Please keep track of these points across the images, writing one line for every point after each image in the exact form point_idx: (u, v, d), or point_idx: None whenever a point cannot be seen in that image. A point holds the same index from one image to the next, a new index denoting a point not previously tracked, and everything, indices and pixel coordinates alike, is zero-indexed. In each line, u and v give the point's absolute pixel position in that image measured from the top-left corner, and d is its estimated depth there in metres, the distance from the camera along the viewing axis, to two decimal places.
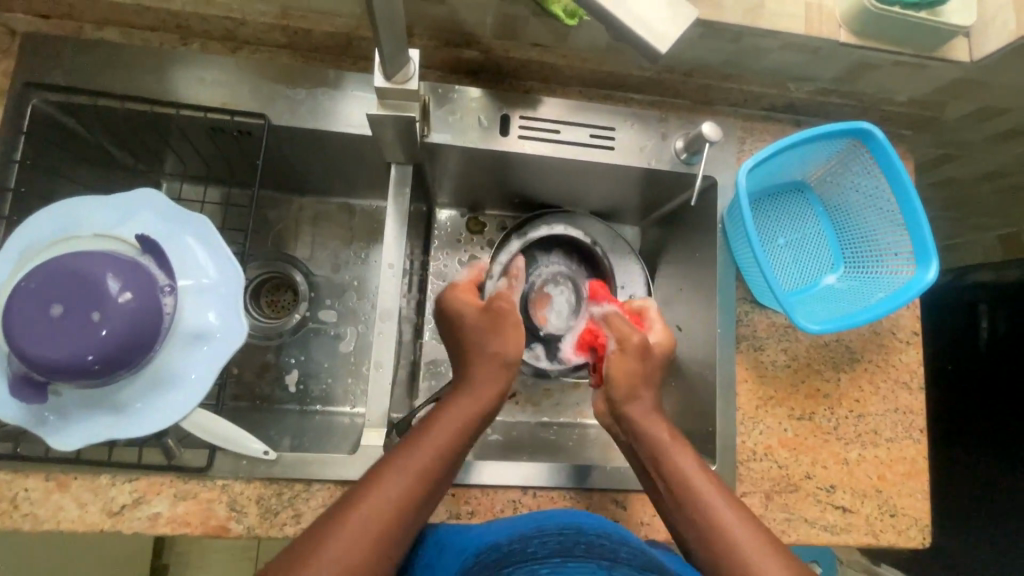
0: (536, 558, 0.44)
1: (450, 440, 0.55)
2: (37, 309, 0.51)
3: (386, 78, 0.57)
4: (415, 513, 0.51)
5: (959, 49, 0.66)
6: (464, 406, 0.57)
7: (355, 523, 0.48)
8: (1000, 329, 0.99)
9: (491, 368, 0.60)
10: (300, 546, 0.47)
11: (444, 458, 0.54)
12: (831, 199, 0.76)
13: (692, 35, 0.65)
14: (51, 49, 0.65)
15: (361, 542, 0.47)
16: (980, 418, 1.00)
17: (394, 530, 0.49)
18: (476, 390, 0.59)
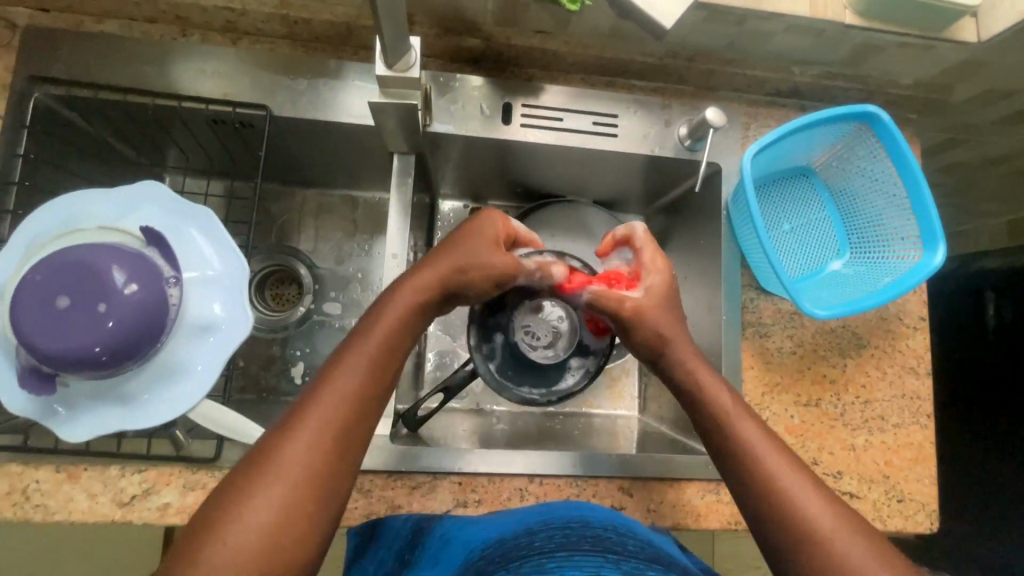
0: (546, 552, 0.47)
1: (393, 334, 0.55)
2: (44, 301, 0.51)
3: (388, 67, 0.57)
4: (367, 411, 0.51)
5: (967, 29, 0.65)
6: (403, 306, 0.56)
7: (309, 429, 0.48)
8: (1007, 318, 0.98)
9: (439, 277, 0.59)
10: (257, 456, 0.48)
11: (388, 351, 0.54)
12: (836, 184, 0.75)
13: (695, 20, 0.64)
14: (52, 43, 0.65)
15: (317, 444, 0.48)
16: (988, 404, 0.99)
17: (350, 432, 0.50)
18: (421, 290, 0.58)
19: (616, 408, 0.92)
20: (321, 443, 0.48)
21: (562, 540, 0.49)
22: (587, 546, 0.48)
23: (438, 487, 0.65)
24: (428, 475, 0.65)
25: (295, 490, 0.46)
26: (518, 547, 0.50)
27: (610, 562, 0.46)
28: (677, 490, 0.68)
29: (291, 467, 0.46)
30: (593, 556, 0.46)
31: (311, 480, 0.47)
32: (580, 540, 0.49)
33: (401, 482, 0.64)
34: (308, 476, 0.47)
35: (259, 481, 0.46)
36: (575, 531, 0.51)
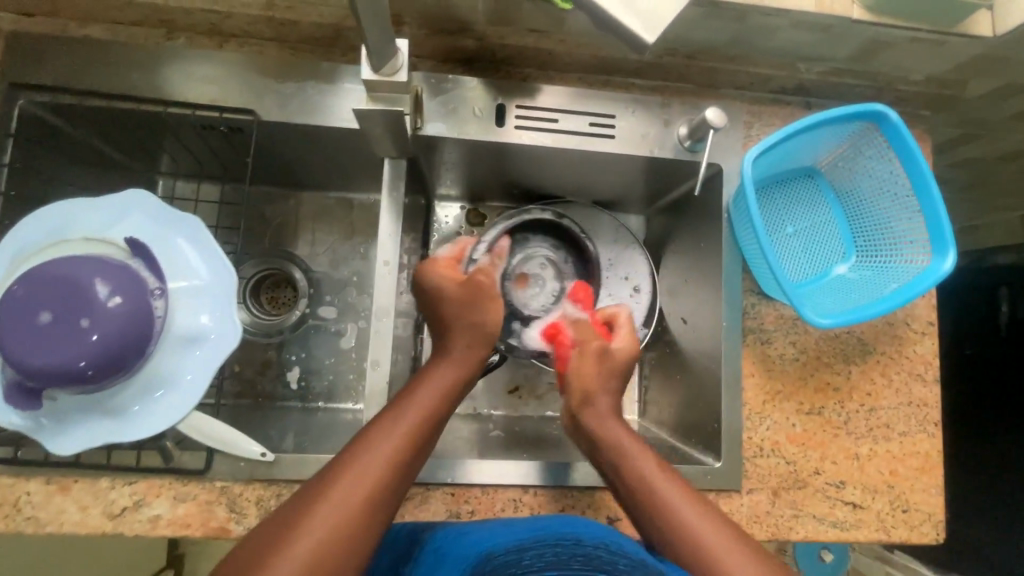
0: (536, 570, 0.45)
1: (433, 404, 0.55)
2: (27, 316, 0.50)
3: (374, 70, 0.55)
4: (398, 480, 0.50)
5: (982, 23, 0.61)
6: (444, 374, 0.57)
7: (342, 488, 0.47)
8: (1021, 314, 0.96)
9: (469, 338, 0.60)
10: (289, 511, 0.47)
11: (426, 422, 0.54)
12: (842, 185, 0.73)
13: (695, 17, 0.62)
14: (36, 49, 0.64)
15: (348, 507, 0.46)
16: (999, 407, 0.97)
17: (379, 497, 0.48)
18: (458, 356, 0.59)
19: None
20: (352, 505, 0.47)
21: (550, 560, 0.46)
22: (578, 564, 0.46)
23: (431, 498, 0.64)
24: (421, 486, 0.64)
25: (321, 550, 0.44)
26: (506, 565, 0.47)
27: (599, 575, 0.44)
28: None
29: (320, 526, 0.45)
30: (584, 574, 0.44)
31: (343, 539, 0.45)
32: (570, 558, 0.47)
33: None
34: (335, 539, 0.45)
35: (288, 536, 0.44)
36: (566, 548, 0.49)
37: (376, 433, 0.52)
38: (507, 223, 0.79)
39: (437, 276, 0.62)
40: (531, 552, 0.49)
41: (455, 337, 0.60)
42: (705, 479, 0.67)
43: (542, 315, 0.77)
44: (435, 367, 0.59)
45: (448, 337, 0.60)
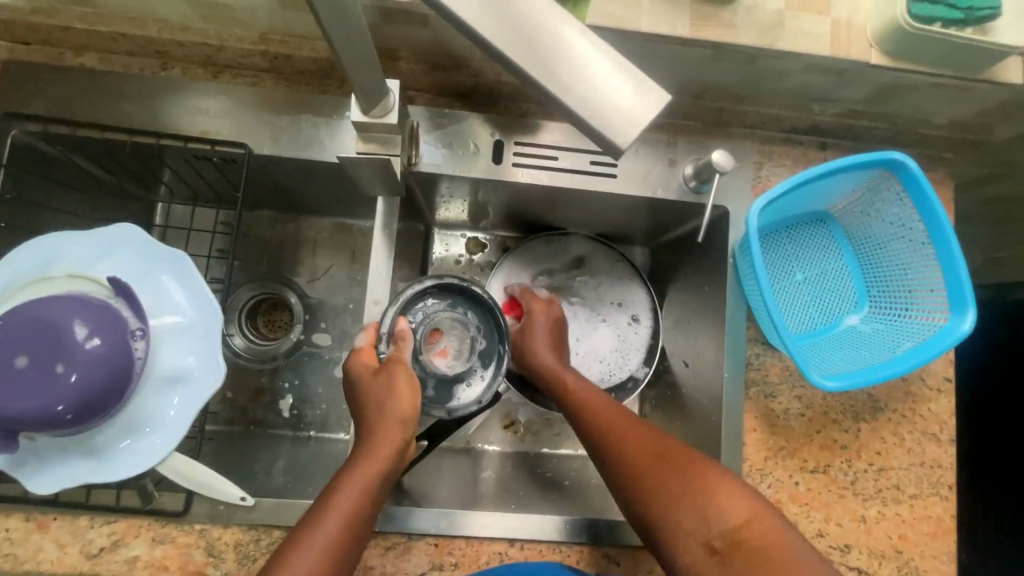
0: None
1: (356, 507, 0.50)
2: (3, 361, 0.49)
3: (364, 113, 0.53)
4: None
5: (1012, 69, 0.57)
6: (362, 473, 0.51)
7: None
8: None
9: (388, 432, 0.54)
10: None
11: (350, 528, 0.49)
12: (856, 232, 0.69)
13: (702, 58, 0.59)
14: (30, 79, 0.63)
15: None
16: None
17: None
18: (382, 445, 0.53)
19: None
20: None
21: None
22: None
23: (414, 548, 0.62)
24: (403, 535, 0.62)
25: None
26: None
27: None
28: None
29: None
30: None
31: None
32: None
33: (374, 541, 0.61)
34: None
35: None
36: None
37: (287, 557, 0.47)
38: (394, 306, 0.62)
39: (354, 367, 0.59)
40: None
41: (375, 427, 0.54)
42: None
43: (468, 383, 0.62)
44: (356, 461, 0.52)
45: (366, 437, 0.54)
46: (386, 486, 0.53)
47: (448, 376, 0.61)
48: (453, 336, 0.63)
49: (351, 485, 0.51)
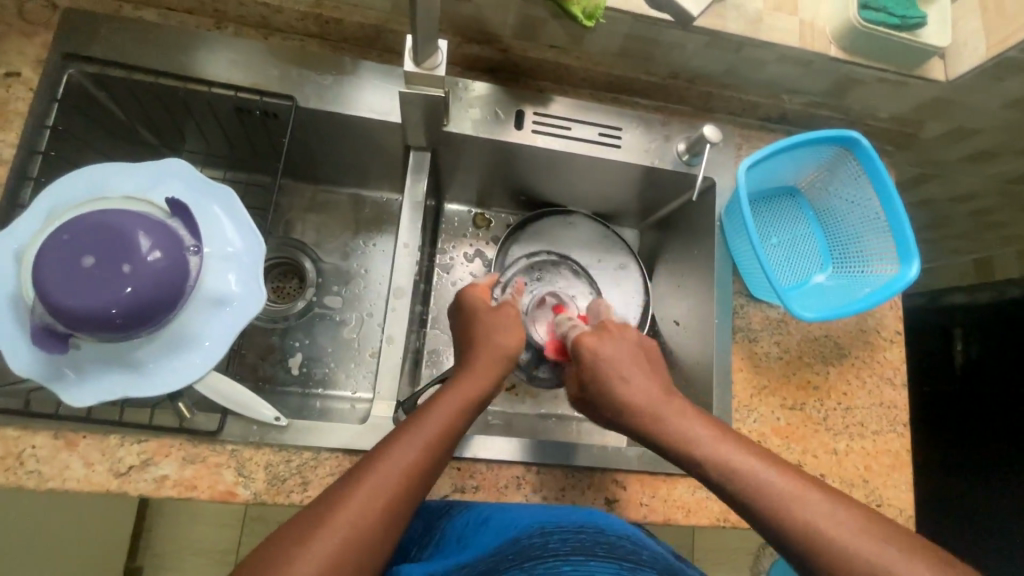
0: (559, 556, 0.47)
1: (449, 424, 0.57)
2: (68, 259, 0.52)
3: (416, 64, 0.61)
4: (408, 498, 0.52)
5: (936, 69, 0.72)
6: (462, 391, 0.61)
7: (368, 488, 0.50)
8: (972, 353, 1.06)
9: (491, 358, 0.65)
10: (312, 514, 0.49)
11: (438, 440, 0.56)
12: (819, 204, 0.81)
13: (698, 43, 0.71)
14: (90, 25, 0.68)
15: (377, 501, 0.50)
16: (961, 436, 1.03)
17: (395, 509, 0.50)
18: (469, 379, 0.62)
19: None
20: (371, 518, 0.49)
21: (574, 544, 0.49)
22: (602, 552, 0.48)
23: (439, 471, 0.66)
24: None
25: (340, 552, 0.47)
26: (533, 548, 0.49)
27: (625, 570, 0.46)
28: (669, 486, 0.70)
29: (334, 533, 0.47)
30: (606, 563, 0.46)
31: (361, 537, 0.48)
32: (594, 545, 0.49)
33: None
34: (357, 537, 0.48)
35: (307, 537, 0.47)
36: (588, 535, 0.51)
37: (396, 442, 0.54)
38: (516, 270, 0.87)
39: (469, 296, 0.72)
40: (562, 536, 0.51)
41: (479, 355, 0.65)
42: None
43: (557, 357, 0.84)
44: (447, 392, 0.61)
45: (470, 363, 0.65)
46: (470, 417, 0.60)
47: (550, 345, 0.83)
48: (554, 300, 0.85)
49: (442, 408, 0.58)
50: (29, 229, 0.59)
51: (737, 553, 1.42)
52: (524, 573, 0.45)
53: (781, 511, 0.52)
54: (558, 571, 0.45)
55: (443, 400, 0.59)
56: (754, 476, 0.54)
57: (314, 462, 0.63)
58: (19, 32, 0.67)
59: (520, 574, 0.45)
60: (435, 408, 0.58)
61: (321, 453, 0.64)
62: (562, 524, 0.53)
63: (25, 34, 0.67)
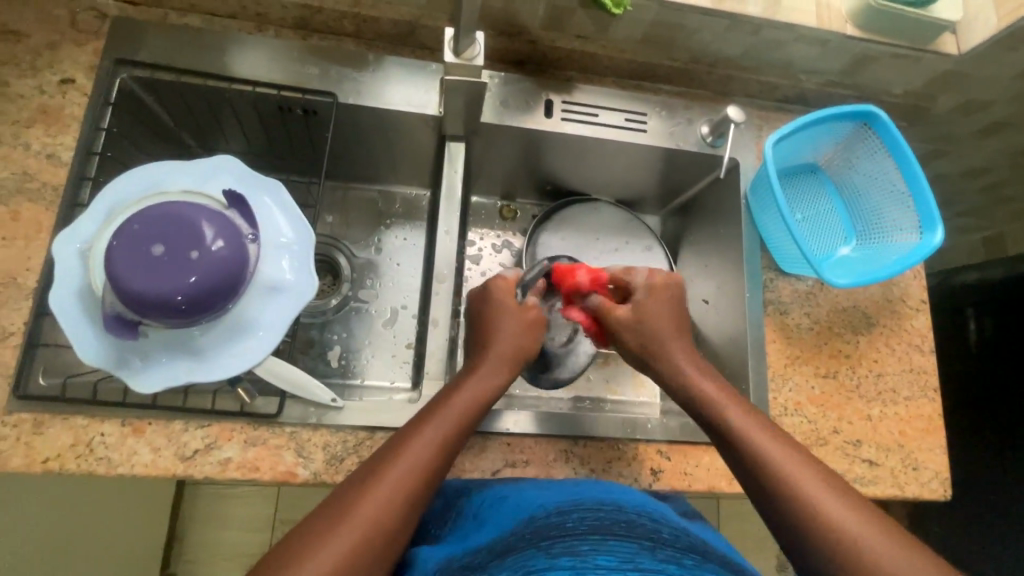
0: (573, 534, 0.47)
1: (464, 413, 0.59)
2: (138, 248, 0.54)
3: (456, 54, 0.64)
4: (416, 498, 0.53)
5: (948, 43, 0.75)
6: (476, 381, 0.62)
7: (392, 477, 0.52)
8: (987, 331, 1.07)
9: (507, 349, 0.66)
10: (329, 511, 0.50)
11: (445, 441, 0.56)
12: (841, 179, 0.84)
13: (719, 27, 0.74)
14: (138, 31, 0.71)
15: (401, 488, 0.52)
16: (986, 411, 1.04)
17: (405, 508, 0.51)
18: (475, 379, 0.62)
19: (639, 396, 0.93)
20: (383, 519, 0.50)
21: (593, 523, 0.48)
22: (621, 530, 0.48)
23: (489, 447, 0.69)
24: (478, 436, 0.69)
25: (365, 539, 0.49)
26: (550, 526, 0.49)
27: (647, 549, 0.46)
28: (711, 455, 0.72)
29: (348, 534, 0.48)
30: (628, 542, 0.46)
31: (382, 524, 0.50)
32: (612, 524, 0.48)
33: None
34: (381, 524, 0.50)
35: (329, 532, 0.48)
36: (608, 514, 0.50)
37: (416, 433, 0.56)
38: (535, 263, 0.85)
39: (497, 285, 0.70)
40: (576, 515, 0.50)
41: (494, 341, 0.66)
42: None
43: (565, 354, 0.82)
44: (463, 383, 0.62)
45: (480, 354, 0.66)
46: (477, 415, 0.61)
47: (552, 351, 0.81)
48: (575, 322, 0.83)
49: (450, 410, 0.59)
50: (92, 228, 0.60)
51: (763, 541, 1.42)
52: (543, 554, 0.45)
53: (806, 502, 0.52)
54: (577, 552, 0.45)
55: (458, 392, 0.61)
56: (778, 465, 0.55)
57: (370, 441, 0.65)
58: (72, 40, 0.70)
59: (537, 554, 0.45)
60: (443, 409, 0.59)
61: (376, 433, 0.66)
62: (580, 502, 0.52)
63: (78, 42, 0.70)
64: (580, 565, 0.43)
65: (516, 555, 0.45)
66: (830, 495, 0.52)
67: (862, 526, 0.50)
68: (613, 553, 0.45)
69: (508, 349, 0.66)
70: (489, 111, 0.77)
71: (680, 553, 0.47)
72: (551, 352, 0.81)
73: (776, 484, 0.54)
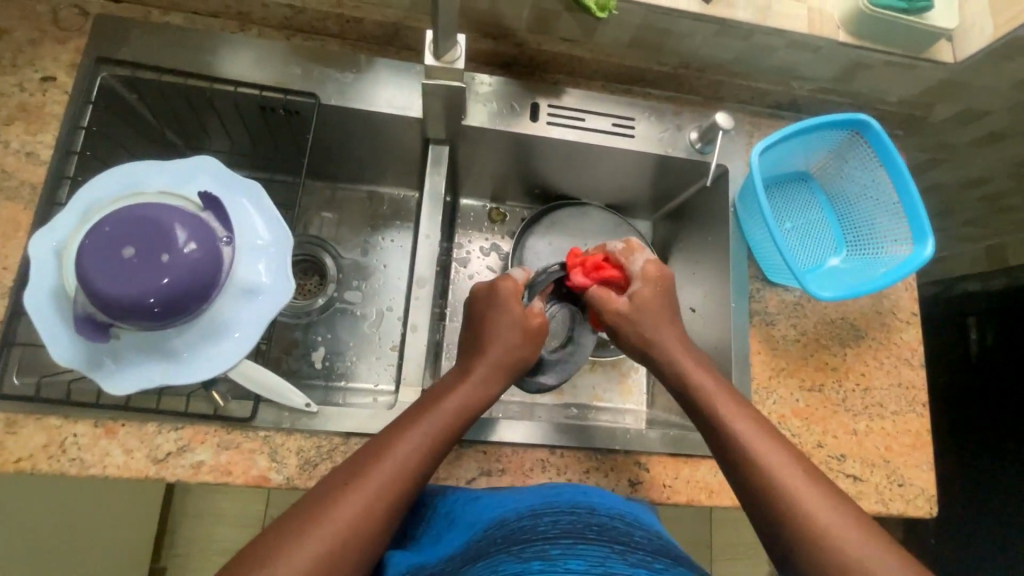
0: (547, 538, 0.46)
1: (452, 423, 0.58)
2: (111, 250, 0.54)
3: (436, 58, 0.64)
4: (396, 506, 0.52)
5: (943, 51, 0.74)
6: (468, 390, 0.61)
7: (373, 484, 0.51)
8: (988, 340, 1.04)
9: (503, 356, 0.64)
10: (306, 509, 0.50)
11: (431, 449, 0.56)
12: (833, 188, 0.82)
13: (708, 32, 0.72)
14: (119, 29, 0.70)
15: (381, 497, 0.51)
16: (982, 424, 1.03)
17: (386, 516, 0.51)
18: (469, 386, 0.62)
19: (624, 403, 0.92)
20: (359, 528, 0.49)
21: (565, 527, 0.47)
22: (593, 535, 0.46)
23: (465, 455, 0.68)
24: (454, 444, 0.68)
25: (339, 546, 0.48)
26: (521, 530, 0.48)
27: (616, 553, 0.44)
28: (691, 467, 0.72)
29: (322, 541, 0.48)
30: (597, 547, 0.45)
31: (357, 531, 0.49)
32: (584, 528, 0.47)
33: None
34: (354, 531, 0.49)
35: (303, 535, 0.48)
36: (581, 518, 0.49)
37: (400, 439, 0.55)
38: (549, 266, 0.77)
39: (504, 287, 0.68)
40: (547, 518, 0.49)
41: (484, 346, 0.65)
42: None
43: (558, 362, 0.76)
44: (457, 389, 0.61)
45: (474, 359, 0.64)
46: (465, 424, 0.60)
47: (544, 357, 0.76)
48: (572, 331, 0.78)
49: (439, 416, 0.58)
50: (68, 227, 0.60)
51: (755, 547, 1.41)
52: (514, 559, 0.43)
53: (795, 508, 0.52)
54: (547, 556, 0.43)
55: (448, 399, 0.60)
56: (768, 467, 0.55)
57: (344, 447, 0.65)
58: (54, 38, 0.70)
59: (508, 557, 0.44)
60: (431, 415, 0.58)
61: (351, 438, 0.65)
62: (555, 504, 0.51)
63: (60, 40, 0.70)
64: (550, 568, 0.42)
65: (487, 559, 0.44)
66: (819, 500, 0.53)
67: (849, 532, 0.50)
68: (583, 556, 0.43)
69: (502, 358, 0.64)
70: (473, 114, 0.77)
71: (649, 557, 0.46)
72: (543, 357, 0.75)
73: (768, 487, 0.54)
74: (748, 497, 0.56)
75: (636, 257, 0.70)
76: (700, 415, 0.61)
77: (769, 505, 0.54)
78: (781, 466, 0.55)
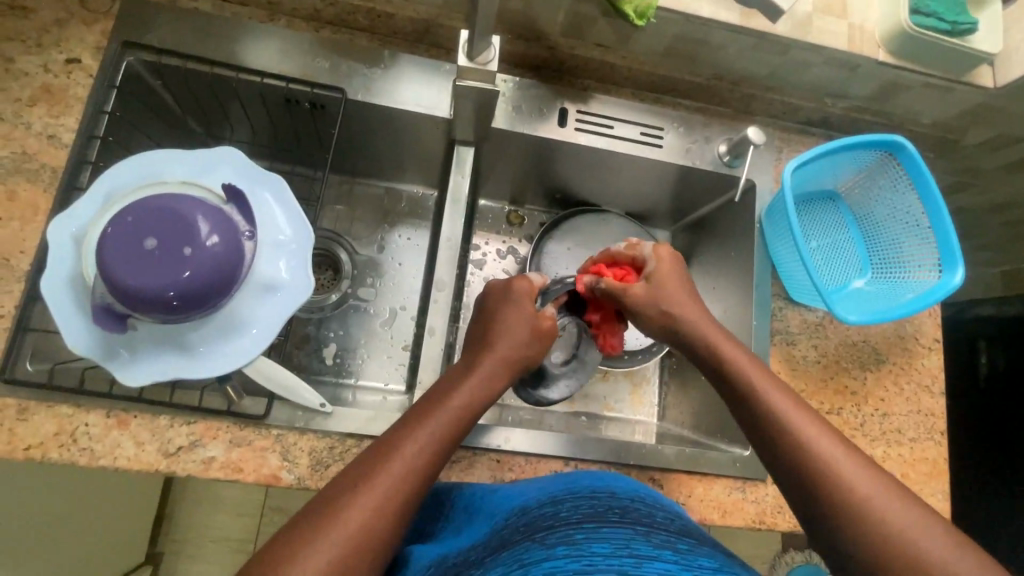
0: (570, 523, 0.44)
1: (459, 416, 0.57)
2: (132, 241, 0.53)
3: (469, 58, 0.62)
4: (408, 505, 0.50)
5: (984, 76, 0.72)
6: (473, 381, 0.60)
7: (384, 482, 0.50)
8: (999, 365, 1.03)
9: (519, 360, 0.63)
10: (324, 503, 0.49)
11: (439, 445, 0.54)
12: (860, 209, 0.81)
13: (745, 45, 0.71)
14: (148, 14, 0.69)
15: (395, 495, 0.49)
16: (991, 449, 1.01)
17: (399, 516, 0.49)
18: (473, 379, 0.60)
19: (635, 415, 0.91)
20: (375, 529, 0.47)
21: (587, 512, 0.45)
22: (615, 518, 0.45)
23: (477, 463, 0.67)
24: (467, 450, 0.67)
25: (354, 543, 0.46)
26: (545, 518, 0.46)
27: (641, 535, 0.43)
28: (705, 486, 0.71)
29: (341, 540, 0.46)
30: (621, 529, 0.43)
31: (374, 531, 0.47)
32: (606, 511, 0.46)
33: None
34: (368, 532, 0.47)
35: (320, 532, 0.46)
36: (601, 502, 0.48)
37: (406, 435, 0.53)
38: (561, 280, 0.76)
39: (517, 286, 0.68)
40: (569, 504, 0.48)
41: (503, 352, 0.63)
42: (733, 466, 0.71)
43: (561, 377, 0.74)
44: (467, 379, 0.60)
45: (480, 352, 0.63)
46: (472, 417, 0.58)
47: (550, 369, 0.74)
48: (577, 348, 0.76)
49: (445, 411, 0.56)
50: (87, 215, 0.59)
51: (753, 562, 1.40)
52: (539, 546, 0.41)
53: (836, 490, 0.50)
54: (573, 541, 0.41)
55: (455, 391, 0.58)
56: (809, 445, 0.53)
57: (356, 449, 0.64)
58: (80, 20, 0.69)
59: (532, 546, 0.42)
60: (438, 410, 0.56)
61: (363, 441, 0.65)
62: (574, 491, 0.50)
63: (87, 22, 0.69)
64: (575, 553, 0.40)
65: (510, 550, 0.42)
66: (863, 477, 0.51)
67: (891, 509, 0.49)
68: (608, 540, 0.41)
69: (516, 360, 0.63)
70: (501, 114, 0.75)
71: (672, 537, 0.44)
72: (548, 369, 0.73)
73: (808, 469, 0.52)
74: (781, 477, 0.55)
75: (644, 245, 0.70)
76: (731, 395, 0.60)
77: (811, 491, 0.52)
78: (819, 447, 0.53)
